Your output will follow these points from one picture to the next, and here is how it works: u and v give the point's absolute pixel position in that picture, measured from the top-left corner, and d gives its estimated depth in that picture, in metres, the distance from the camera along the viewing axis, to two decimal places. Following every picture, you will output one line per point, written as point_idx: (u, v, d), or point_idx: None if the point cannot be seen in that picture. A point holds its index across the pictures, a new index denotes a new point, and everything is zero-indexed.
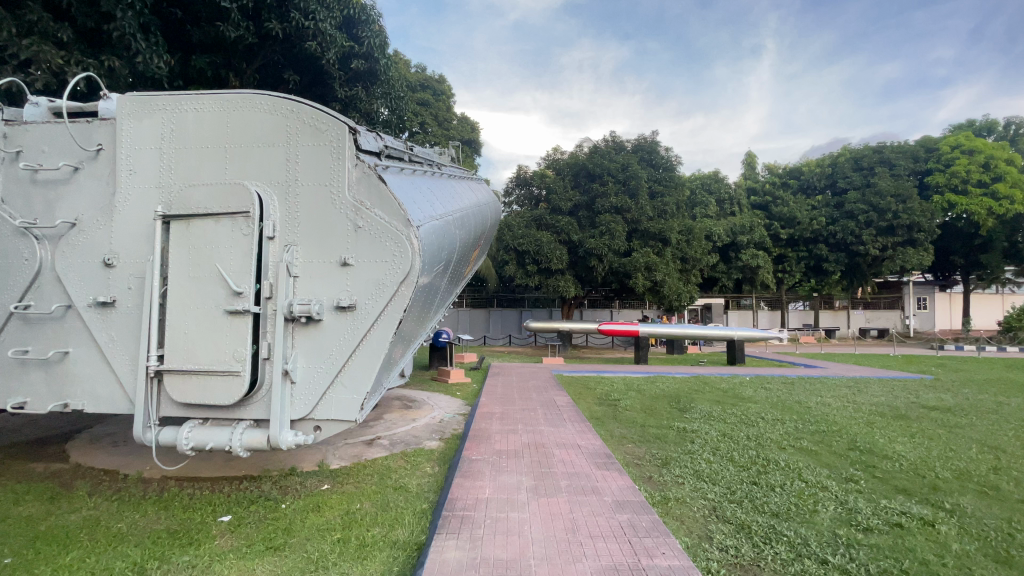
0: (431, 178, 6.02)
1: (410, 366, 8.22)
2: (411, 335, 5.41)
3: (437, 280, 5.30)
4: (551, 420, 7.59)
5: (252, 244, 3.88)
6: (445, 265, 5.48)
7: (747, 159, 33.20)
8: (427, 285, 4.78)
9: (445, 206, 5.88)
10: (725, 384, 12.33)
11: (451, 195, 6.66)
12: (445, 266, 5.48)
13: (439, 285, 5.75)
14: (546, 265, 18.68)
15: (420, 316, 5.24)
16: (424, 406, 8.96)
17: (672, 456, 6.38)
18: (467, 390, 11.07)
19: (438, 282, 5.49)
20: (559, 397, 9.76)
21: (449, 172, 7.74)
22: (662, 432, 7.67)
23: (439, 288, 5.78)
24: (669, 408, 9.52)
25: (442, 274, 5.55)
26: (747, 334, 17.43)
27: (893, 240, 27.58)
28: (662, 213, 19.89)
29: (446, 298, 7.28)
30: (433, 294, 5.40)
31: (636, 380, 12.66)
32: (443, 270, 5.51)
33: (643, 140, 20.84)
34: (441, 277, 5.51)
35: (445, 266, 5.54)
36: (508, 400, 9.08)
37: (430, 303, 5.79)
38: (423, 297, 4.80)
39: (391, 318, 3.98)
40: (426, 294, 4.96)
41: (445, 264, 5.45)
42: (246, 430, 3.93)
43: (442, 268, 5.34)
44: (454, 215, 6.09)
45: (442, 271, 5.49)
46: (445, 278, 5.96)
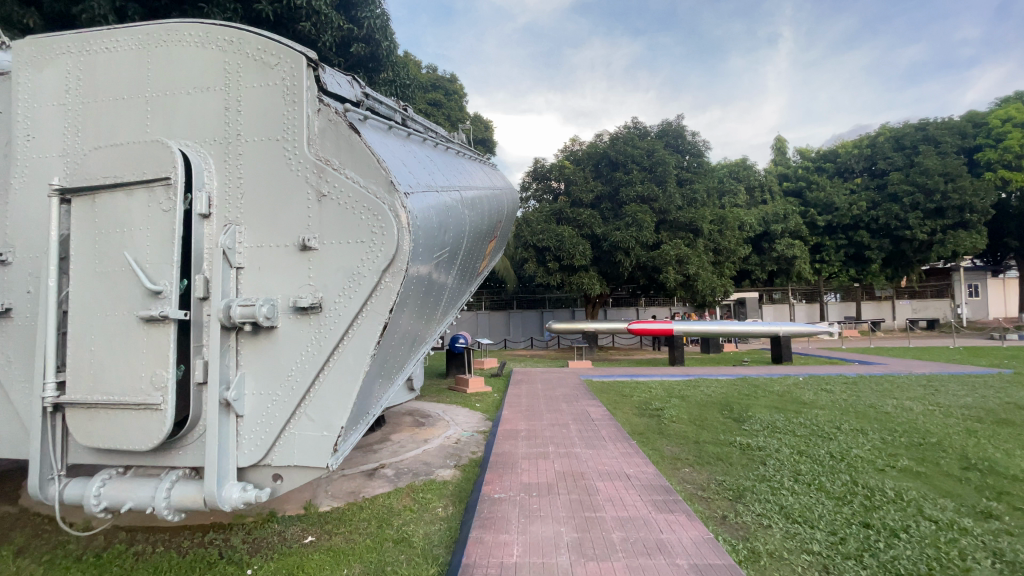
0: (431, 147, 4.85)
1: (418, 378, 7.10)
2: (412, 345, 4.25)
3: (441, 273, 4.15)
4: (588, 439, 6.34)
5: (173, 223, 2.76)
6: (452, 254, 4.30)
7: (776, 145, 31.43)
8: (428, 277, 3.61)
9: (451, 182, 4.74)
10: (778, 387, 10.91)
11: (460, 173, 5.53)
12: (451, 255, 4.30)
13: (446, 278, 4.59)
14: (569, 261, 17.45)
15: (420, 318, 4.08)
16: (439, 422, 7.82)
17: (745, 485, 5.10)
18: (487, 401, 9.91)
19: (444, 274, 4.32)
20: (592, 407, 8.51)
21: (457, 149, 6.58)
22: (723, 451, 6.37)
23: (445, 283, 4.62)
24: (722, 418, 8.19)
25: (448, 266, 4.37)
26: (793, 328, 15.92)
27: (942, 222, 25.57)
28: (691, 202, 18.49)
29: (456, 298, 6.16)
30: (437, 290, 4.21)
31: (675, 385, 11.32)
32: (449, 262, 4.32)
33: (668, 124, 19.44)
34: (447, 269, 4.34)
35: (452, 255, 4.36)
36: (535, 413, 7.86)
37: (436, 303, 4.63)
38: (423, 292, 3.64)
39: (372, 322, 2.79)
40: (428, 289, 3.79)
41: (452, 253, 4.26)
42: (176, 483, 2.81)
43: (449, 257, 4.19)
44: (461, 192, 4.90)
45: (449, 262, 4.31)
46: (453, 272, 4.82)
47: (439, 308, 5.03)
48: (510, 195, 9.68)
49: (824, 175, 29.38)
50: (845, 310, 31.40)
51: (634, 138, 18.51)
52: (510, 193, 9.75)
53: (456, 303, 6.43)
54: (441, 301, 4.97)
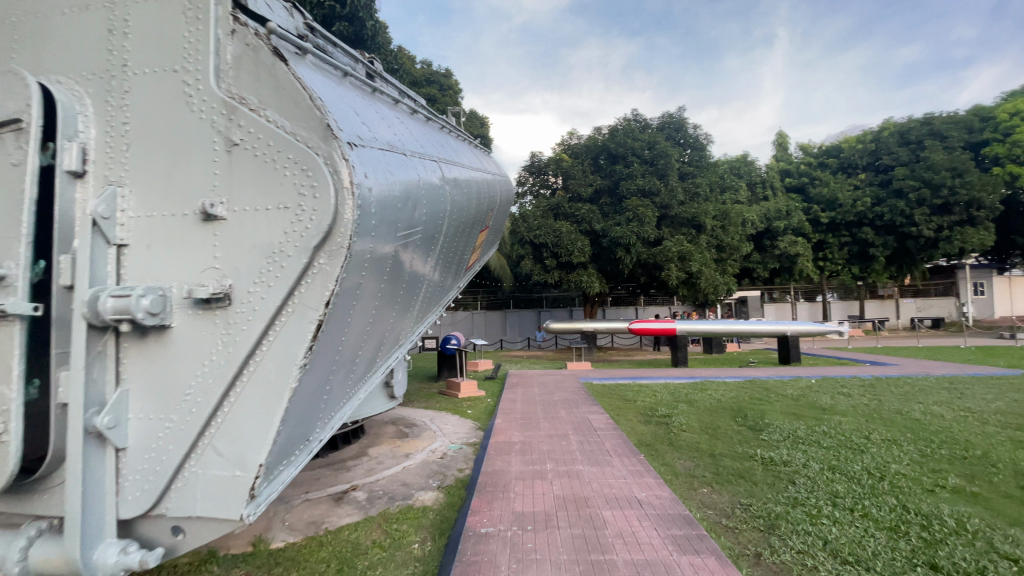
0: (407, 113, 4.09)
1: (401, 385, 6.34)
2: (380, 350, 3.45)
3: (415, 262, 3.36)
4: (591, 454, 5.56)
5: (24, 183, 2.00)
6: (430, 237, 3.52)
7: (778, 140, 30.77)
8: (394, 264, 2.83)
9: (429, 154, 3.96)
10: (791, 390, 10.18)
11: (443, 148, 4.76)
12: (428, 240, 3.52)
13: (424, 268, 3.81)
14: (566, 258, 16.69)
15: (389, 316, 3.30)
16: (425, 432, 7.03)
17: (776, 510, 4.38)
18: (479, 407, 9.13)
19: (419, 263, 3.54)
20: (594, 415, 7.75)
21: (445, 126, 5.82)
22: (743, 465, 5.63)
23: (421, 274, 3.84)
24: (737, 426, 7.44)
25: (424, 253, 3.58)
26: (801, 328, 15.20)
27: (948, 219, 24.96)
28: (693, 197, 17.76)
29: (439, 295, 5.40)
30: (410, 281, 3.44)
31: (681, 389, 10.56)
32: (425, 248, 3.53)
33: (669, 115, 18.69)
34: (423, 256, 3.55)
35: (429, 240, 3.58)
36: (531, 422, 7.09)
37: (410, 299, 3.85)
38: (387, 283, 2.85)
39: (300, 321, 2.01)
40: (395, 279, 3.01)
41: (428, 236, 3.48)
42: (33, 541, 2.05)
43: (424, 241, 3.41)
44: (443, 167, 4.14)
45: (425, 247, 3.53)
46: (431, 261, 4.03)
47: (416, 305, 4.26)
48: (505, 187, 8.96)
49: (827, 171, 28.73)
50: (848, 309, 30.77)
51: (635, 130, 17.75)
52: (504, 184, 9.01)
53: (440, 301, 5.67)
54: (418, 296, 4.20)
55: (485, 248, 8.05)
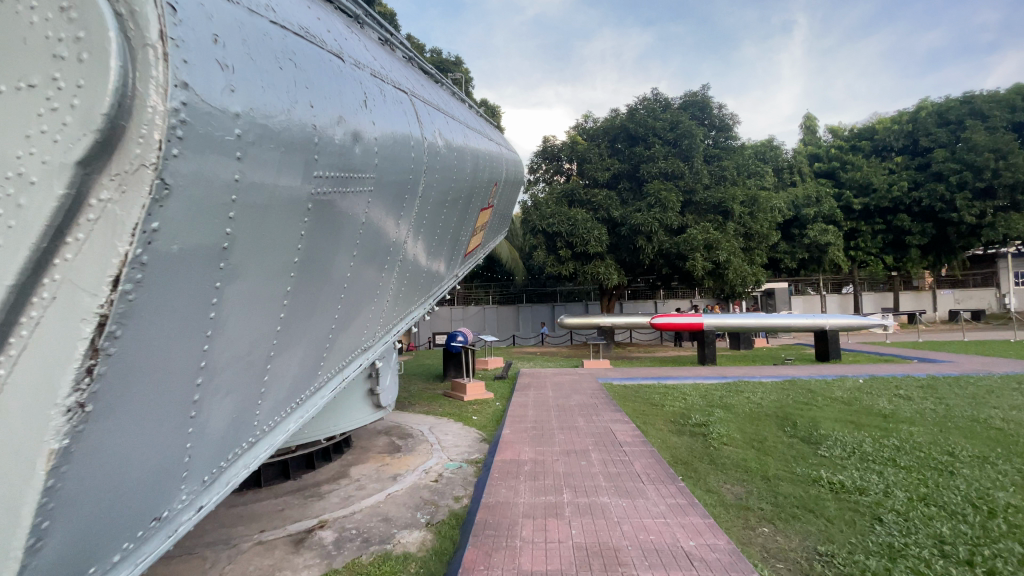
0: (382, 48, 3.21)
1: (391, 394, 5.38)
2: (327, 356, 2.65)
3: (366, 234, 2.58)
4: (619, 479, 4.49)
5: None
6: (391, 200, 2.72)
7: (805, 122, 29.18)
8: (311, 235, 2.07)
9: (405, 95, 3.09)
10: (840, 393, 8.98)
11: (433, 98, 3.87)
12: (389, 202, 2.71)
13: (392, 243, 3.00)
14: (582, 248, 15.56)
15: (333, 309, 2.53)
16: (421, 444, 6.02)
17: (868, 562, 3.34)
18: (487, 412, 8.10)
19: (377, 235, 2.74)
20: (617, 423, 6.69)
21: (444, 86, 4.94)
22: (809, 493, 4.53)
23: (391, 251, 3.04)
24: (788, 439, 6.32)
25: (386, 223, 2.79)
26: (840, 322, 13.90)
27: (993, 203, 23.30)
28: (719, 181, 16.52)
29: (429, 284, 4.55)
30: (361, 262, 2.65)
31: (713, 391, 9.42)
32: (386, 213, 2.74)
33: (693, 94, 17.37)
34: (382, 226, 2.76)
35: (393, 204, 2.77)
36: (545, 434, 6.05)
37: (378, 285, 3.06)
38: (306, 263, 2.10)
39: (69, 311, 1.23)
40: (325, 257, 2.24)
41: (387, 199, 2.68)
42: None
43: (379, 206, 2.61)
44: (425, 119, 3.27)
45: (384, 213, 2.72)
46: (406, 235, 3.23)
47: (391, 295, 3.47)
48: (514, 164, 8.03)
49: (859, 154, 27.05)
50: (881, 301, 29.13)
51: (656, 109, 16.46)
52: (514, 160, 8.08)
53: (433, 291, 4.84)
54: (395, 282, 3.41)
55: (491, 231, 7.16)
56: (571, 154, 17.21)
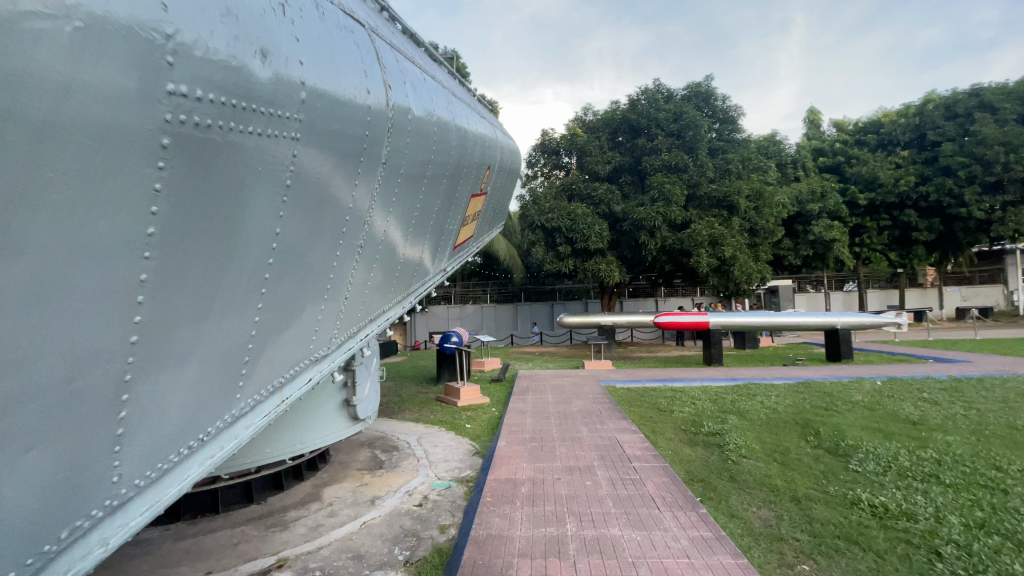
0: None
1: (373, 404, 4.82)
2: (244, 370, 2.20)
3: (285, 217, 2.16)
4: (631, 503, 3.89)
5: None
6: (321, 175, 2.31)
7: (809, 117, 28.64)
8: (176, 203, 1.64)
9: (368, 57, 2.67)
10: (860, 397, 8.40)
11: (407, 62, 3.40)
12: (318, 179, 2.30)
13: (335, 232, 2.58)
14: (583, 244, 14.97)
15: (247, 307, 2.10)
16: (407, 458, 5.41)
17: None
18: (481, 419, 7.50)
19: (305, 220, 2.31)
20: (624, 432, 6.09)
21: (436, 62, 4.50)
22: (850, 520, 3.95)
23: (335, 240, 2.60)
24: (813, 450, 5.74)
25: (319, 205, 2.37)
26: (852, 320, 13.33)
27: (1001, 198, 22.76)
28: (723, 174, 15.93)
29: (409, 281, 4.03)
30: (282, 239, 2.19)
31: (723, 394, 8.83)
32: (314, 193, 2.31)
33: (697, 84, 16.77)
34: (313, 210, 2.35)
35: (324, 181, 2.35)
36: (545, 446, 5.45)
37: (321, 283, 2.62)
38: (171, 238, 1.65)
39: None
40: (213, 237, 1.82)
41: (315, 174, 2.27)
42: None
43: (301, 182, 2.20)
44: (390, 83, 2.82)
45: (313, 192, 2.30)
46: (360, 222, 2.80)
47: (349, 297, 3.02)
48: (511, 155, 7.54)
49: (865, 149, 26.48)
50: (886, 299, 28.62)
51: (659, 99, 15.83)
52: (511, 151, 7.58)
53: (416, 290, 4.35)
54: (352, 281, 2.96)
55: (485, 225, 6.66)
56: (570, 147, 16.57)
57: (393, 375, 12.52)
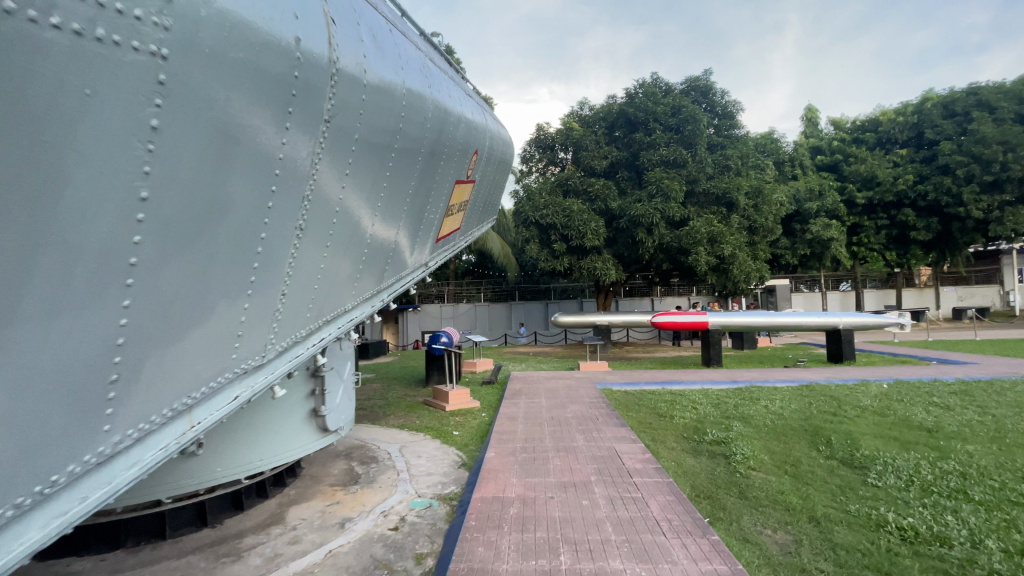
0: None
1: (344, 415, 4.37)
2: (112, 383, 1.68)
3: (152, 172, 1.61)
4: (634, 528, 3.45)
5: None
6: (216, 130, 1.80)
7: (807, 115, 28.36)
8: None
9: None
10: (869, 401, 8.00)
11: (366, 14, 2.90)
12: (212, 136, 1.79)
13: (248, 209, 2.07)
14: (578, 241, 14.53)
15: (104, 307, 1.59)
16: (386, 471, 4.94)
17: None
18: (470, 425, 7.04)
19: (196, 191, 1.80)
20: (623, 440, 5.65)
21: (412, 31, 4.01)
22: (878, 548, 3.52)
23: (250, 221, 2.10)
24: (827, 462, 5.31)
25: (216, 171, 1.86)
26: (855, 320, 12.95)
27: (1000, 197, 22.51)
28: (722, 170, 15.53)
29: (374, 273, 3.53)
30: (149, 198, 1.63)
31: (725, 398, 8.40)
32: (207, 154, 1.80)
33: (695, 78, 16.33)
34: (210, 177, 1.84)
35: (222, 140, 1.85)
36: (537, 457, 5.00)
37: (236, 275, 2.12)
38: None
39: None
40: (21, 210, 1.30)
41: (207, 128, 1.76)
42: None
43: (175, 122, 1.65)
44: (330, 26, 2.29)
45: (205, 153, 1.79)
46: (288, 197, 2.29)
47: (284, 293, 2.52)
48: (501, 142, 7.06)
49: (863, 147, 26.18)
50: (883, 299, 28.41)
51: (657, 92, 15.35)
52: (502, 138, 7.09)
53: (384, 285, 3.84)
54: (285, 272, 2.47)
55: (473, 217, 6.17)
56: (566, 141, 16.13)
57: (381, 376, 12.03)
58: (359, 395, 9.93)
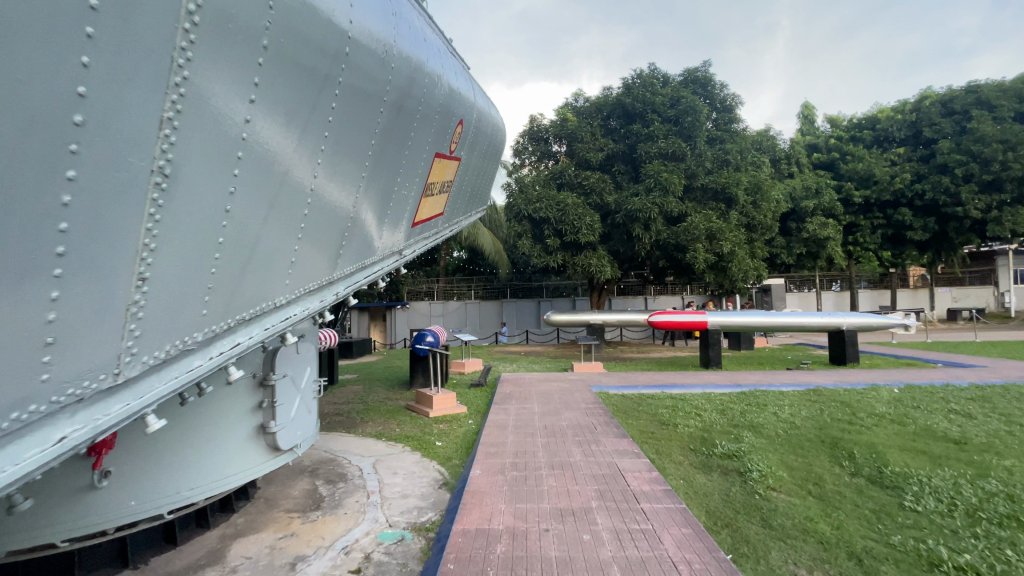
0: None
1: (305, 429, 3.76)
2: None
3: None
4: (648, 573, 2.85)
5: None
6: None
7: (803, 112, 27.99)
8: None
9: None
10: (884, 408, 7.48)
11: None
12: None
13: (29, 134, 1.34)
14: (572, 237, 13.91)
15: None
16: (354, 493, 4.29)
17: None
18: (456, 434, 6.40)
19: None
20: (625, 454, 5.05)
21: None
22: None
23: (41, 155, 1.39)
24: (853, 481, 4.78)
25: None
26: (859, 321, 12.48)
27: (998, 197, 22.22)
28: (721, 165, 14.99)
29: (315, 254, 2.89)
30: None
31: (730, 403, 7.80)
32: None
33: (694, 69, 15.77)
34: None
35: None
36: (530, 476, 4.38)
37: (26, 245, 1.40)
38: None
39: None
40: None
41: None
42: None
43: None
44: None
45: None
46: (123, 120, 1.58)
47: (141, 274, 1.79)
48: (494, 130, 6.47)
49: (860, 145, 25.80)
50: (877, 299, 28.15)
51: (656, 82, 14.73)
52: (494, 125, 6.51)
53: (332, 274, 3.17)
54: (138, 246, 1.75)
55: (458, 207, 5.55)
56: (560, 133, 15.49)
57: (363, 376, 11.35)
58: (338, 398, 9.25)
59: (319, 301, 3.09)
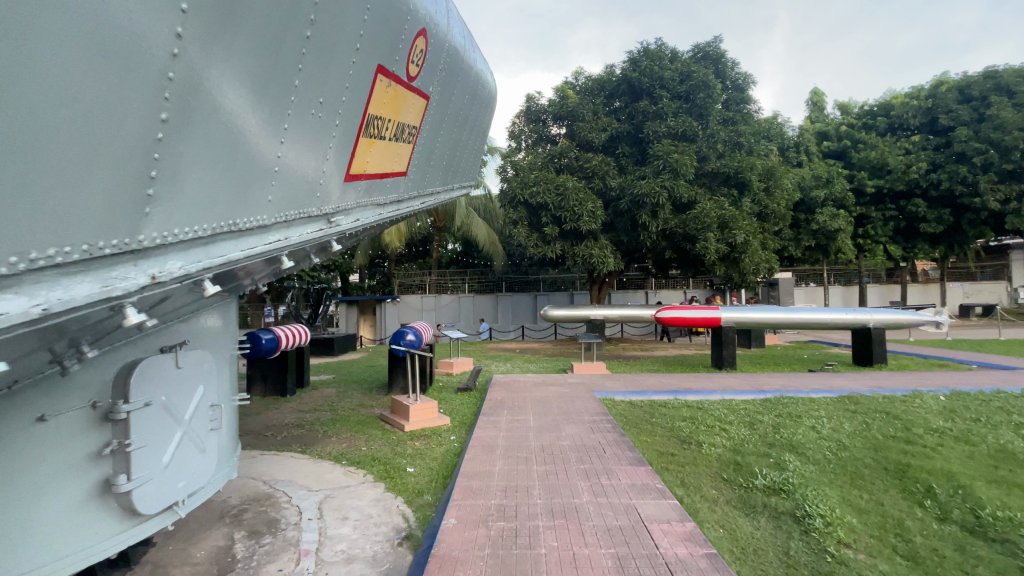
0: None
1: (200, 472, 2.63)
2: None
3: None
4: None
5: None
6: None
7: (812, 99, 26.81)
8: None
9: None
10: (941, 422, 6.34)
11: None
12: None
13: None
14: (572, 224, 12.74)
15: None
16: (280, 555, 3.13)
17: None
18: (433, 454, 5.26)
19: None
20: (646, 489, 3.91)
21: None
22: None
23: None
24: (943, 537, 3.80)
25: None
26: (887, 317, 11.35)
27: (1019, 188, 21.10)
28: (733, 148, 13.78)
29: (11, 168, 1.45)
30: None
31: (758, 414, 6.64)
32: None
33: (706, 43, 14.50)
34: None
35: None
36: (520, 532, 3.23)
37: None
38: None
39: None
40: None
41: None
42: None
43: None
44: None
45: None
46: None
47: None
48: (480, 87, 5.24)
49: (873, 133, 24.61)
50: (886, 294, 27.16)
51: (665, 55, 13.46)
52: (481, 83, 5.27)
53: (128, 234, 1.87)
54: None
55: (424, 173, 4.29)
56: (559, 111, 14.25)
57: (340, 377, 10.19)
58: (305, 404, 8.09)
59: (101, 284, 1.75)
